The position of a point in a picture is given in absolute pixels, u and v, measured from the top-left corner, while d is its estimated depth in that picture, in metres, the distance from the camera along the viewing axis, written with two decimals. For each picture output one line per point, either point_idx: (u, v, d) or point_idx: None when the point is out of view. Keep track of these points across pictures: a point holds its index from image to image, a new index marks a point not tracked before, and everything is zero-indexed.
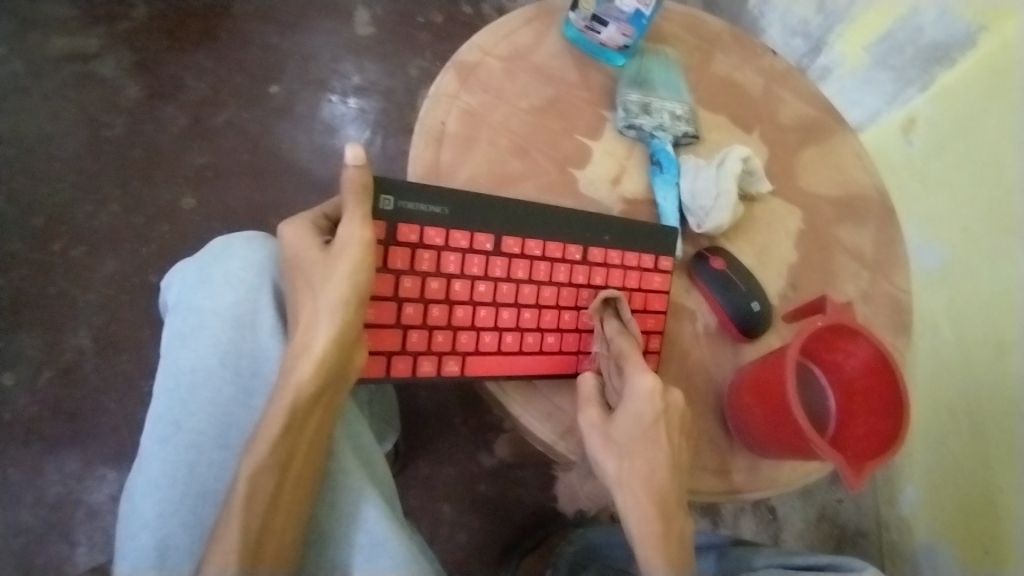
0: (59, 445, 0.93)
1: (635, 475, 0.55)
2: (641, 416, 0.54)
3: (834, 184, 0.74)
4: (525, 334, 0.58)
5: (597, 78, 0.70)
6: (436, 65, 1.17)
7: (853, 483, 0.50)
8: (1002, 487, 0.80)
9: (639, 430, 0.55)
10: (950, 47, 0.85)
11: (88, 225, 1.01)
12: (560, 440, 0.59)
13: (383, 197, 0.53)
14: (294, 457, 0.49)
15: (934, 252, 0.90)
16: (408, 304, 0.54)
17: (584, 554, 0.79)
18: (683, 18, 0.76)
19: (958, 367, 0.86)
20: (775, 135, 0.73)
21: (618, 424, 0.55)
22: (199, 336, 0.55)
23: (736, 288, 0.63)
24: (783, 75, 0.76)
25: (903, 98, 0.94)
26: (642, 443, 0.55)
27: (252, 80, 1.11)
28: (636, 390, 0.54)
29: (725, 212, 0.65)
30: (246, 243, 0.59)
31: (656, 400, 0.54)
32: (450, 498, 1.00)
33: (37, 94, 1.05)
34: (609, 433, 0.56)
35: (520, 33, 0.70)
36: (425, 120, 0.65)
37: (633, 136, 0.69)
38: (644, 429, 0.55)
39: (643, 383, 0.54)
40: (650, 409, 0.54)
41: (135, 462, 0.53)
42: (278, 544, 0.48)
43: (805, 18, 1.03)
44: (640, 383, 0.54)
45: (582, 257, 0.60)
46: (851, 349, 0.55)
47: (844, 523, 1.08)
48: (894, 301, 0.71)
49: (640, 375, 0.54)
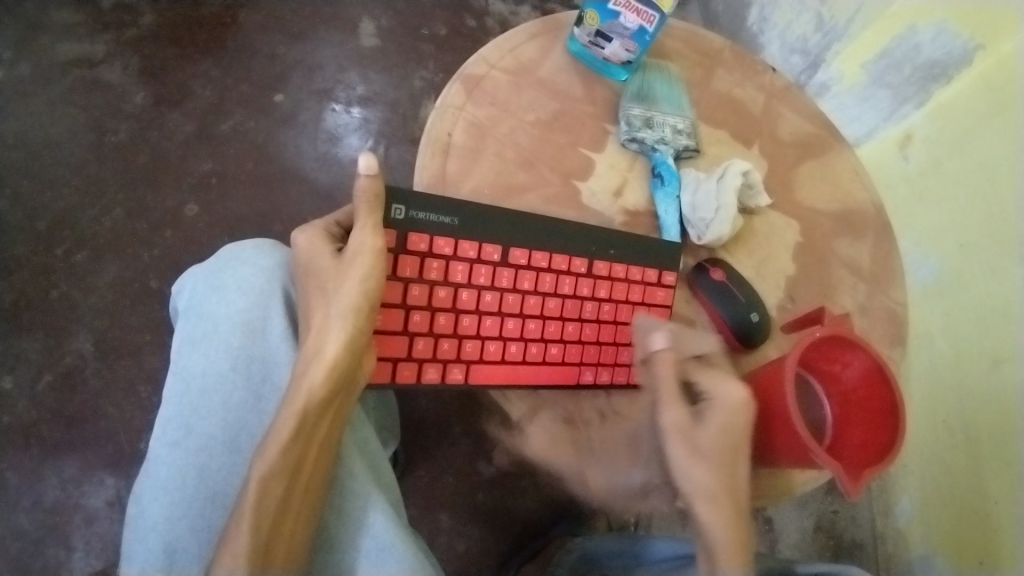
0: (58, 450, 0.94)
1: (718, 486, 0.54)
2: (727, 426, 0.54)
3: (831, 198, 0.75)
4: (529, 344, 0.59)
5: (600, 92, 0.72)
6: (440, 76, 1.19)
7: (852, 491, 0.51)
8: (996, 500, 0.81)
9: (725, 437, 0.54)
10: (946, 65, 0.87)
11: (92, 229, 1.02)
12: None
13: (394, 206, 0.54)
14: (304, 460, 0.50)
15: (930, 267, 0.91)
16: (415, 312, 0.55)
17: (582, 567, 0.79)
18: (685, 35, 0.77)
19: (953, 381, 0.88)
20: (774, 150, 0.75)
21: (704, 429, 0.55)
22: (210, 342, 0.55)
23: (733, 300, 0.65)
24: (782, 92, 0.77)
25: (899, 115, 0.96)
26: (723, 450, 0.55)
27: (257, 89, 1.12)
28: (724, 399, 0.54)
29: (725, 225, 0.66)
30: (257, 251, 0.59)
31: (743, 411, 0.54)
32: (448, 507, 1.00)
33: (43, 99, 1.06)
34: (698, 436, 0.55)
35: (525, 47, 0.71)
36: (432, 131, 0.66)
37: (635, 149, 0.71)
38: (732, 438, 0.54)
39: (732, 392, 0.54)
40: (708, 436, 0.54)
41: (143, 466, 0.54)
42: (287, 547, 0.49)
43: (804, 35, 1.07)
44: (730, 393, 0.54)
45: (587, 270, 0.61)
46: (848, 360, 0.56)
47: (840, 534, 1.10)
48: (890, 314, 0.72)
49: (729, 386, 0.55)
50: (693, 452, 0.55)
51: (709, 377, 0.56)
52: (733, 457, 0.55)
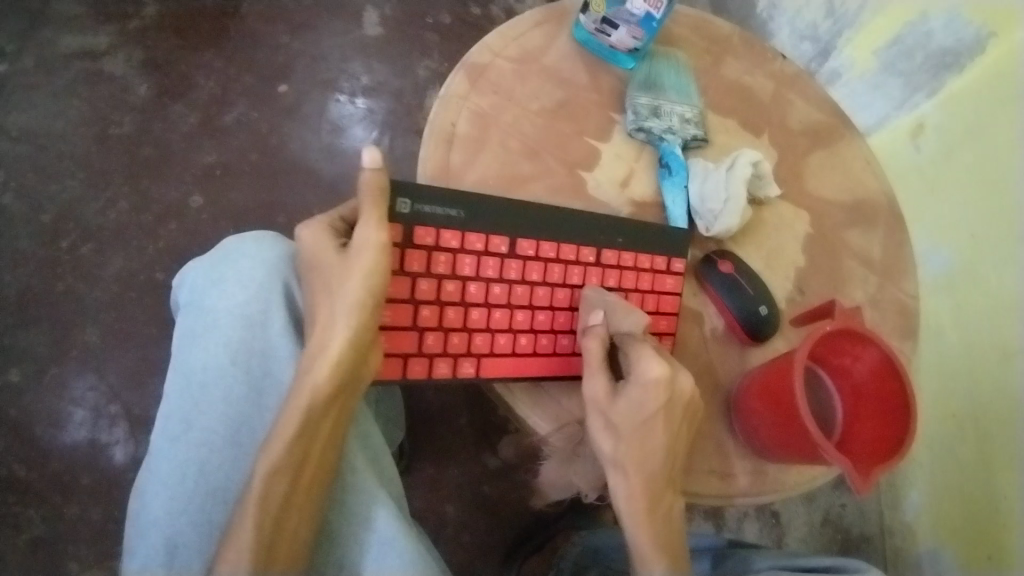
0: (65, 443, 0.94)
1: (629, 457, 0.54)
2: (644, 404, 0.53)
3: (842, 189, 0.74)
4: (538, 335, 0.58)
5: (607, 80, 0.71)
6: (444, 65, 1.18)
7: (861, 488, 0.49)
8: (1004, 495, 0.80)
9: (640, 416, 0.54)
10: (959, 52, 0.85)
11: (97, 221, 1.02)
12: (553, 432, 0.60)
13: (400, 201, 0.53)
14: (308, 456, 0.49)
15: (941, 258, 0.89)
16: (424, 307, 0.54)
17: (587, 556, 0.80)
18: (693, 21, 0.76)
19: (962, 373, 0.86)
20: (785, 139, 0.73)
21: (618, 405, 0.54)
22: (211, 336, 0.55)
23: (743, 292, 0.64)
24: (792, 79, 0.76)
25: (911, 103, 0.94)
26: (637, 429, 0.54)
27: (261, 80, 1.11)
28: (643, 375, 0.53)
29: (733, 216, 0.65)
30: (258, 244, 0.59)
31: (660, 390, 0.53)
32: (454, 499, 1.00)
33: (46, 91, 1.06)
34: (609, 410, 0.54)
35: (531, 35, 0.70)
36: (435, 121, 0.65)
37: (642, 138, 0.69)
38: (645, 417, 0.54)
39: (653, 370, 0.53)
40: (631, 412, 0.54)
41: (145, 460, 0.53)
42: (290, 545, 0.49)
43: (814, 22, 1.02)
44: (649, 370, 0.53)
45: (595, 259, 0.60)
46: (859, 354, 0.55)
47: (847, 527, 1.09)
48: (901, 306, 0.71)
49: (652, 361, 0.53)
50: (606, 428, 0.55)
51: (635, 351, 0.54)
52: (646, 436, 0.54)
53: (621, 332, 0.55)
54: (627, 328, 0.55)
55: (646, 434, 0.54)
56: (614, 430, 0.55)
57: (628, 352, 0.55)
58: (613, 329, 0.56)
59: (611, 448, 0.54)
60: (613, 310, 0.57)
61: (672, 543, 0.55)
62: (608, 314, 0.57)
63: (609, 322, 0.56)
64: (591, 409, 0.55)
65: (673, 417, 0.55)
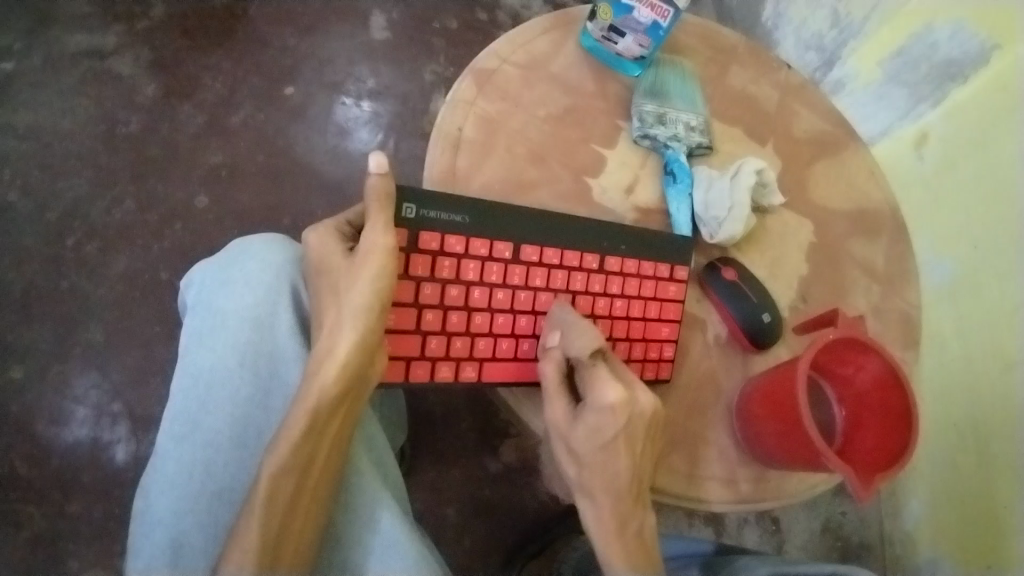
0: (68, 441, 0.94)
1: (594, 480, 0.55)
2: (602, 429, 0.53)
3: (846, 198, 0.74)
4: (541, 340, 0.59)
5: (613, 87, 0.71)
6: (450, 70, 1.18)
7: (862, 497, 0.50)
8: (1004, 505, 0.81)
9: (600, 440, 0.53)
10: (963, 64, 0.85)
11: (103, 220, 1.02)
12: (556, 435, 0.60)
13: (406, 205, 0.53)
14: (315, 457, 0.50)
15: (944, 268, 0.90)
16: (428, 311, 0.54)
17: (588, 561, 0.80)
18: (699, 29, 0.76)
19: (963, 383, 0.86)
20: (789, 148, 0.74)
21: (577, 431, 0.54)
22: (219, 337, 0.55)
23: (745, 300, 0.64)
24: (798, 88, 0.76)
25: (915, 114, 0.94)
26: (598, 452, 0.54)
27: (269, 82, 1.12)
28: (598, 402, 0.52)
29: (737, 224, 0.66)
30: (266, 246, 0.59)
31: (617, 415, 0.52)
32: (454, 502, 1.00)
33: (54, 90, 1.06)
34: (569, 435, 0.54)
35: (537, 42, 0.70)
36: (442, 126, 0.65)
37: (647, 146, 0.70)
38: (605, 440, 0.53)
39: (607, 396, 0.52)
40: (590, 439, 0.54)
41: (150, 460, 0.54)
42: (296, 546, 0.49)
43: (819, 32, 1.03)
44: (604, 396, 0.52)
45: (598, 266, 0.61)
46: (862, 363, 0.55)
47: (847, 536, 1.10)
48: (903, 316, 0.72)
49: (607, 387, 0.52)
50: (570, 450, 0.55)
51: (590, 376, 0.53)
52: (608, 459, 0.54)
53: (572, 357, 0.54)
54: (577, 353, 0.54)
55: (625, 446, 0.54)
56: (576, 454, 0.55)
57: (583, 376, 0.54)
58: (567, 353, 0.55)
59: (615, 454, 0.54)
60: (568, 331, 0.55)
61: (646, 558, 0.55)
62: (563, 336, 0.55)
63: (564, 344, 0.55)
64: (554, 432, 0.55)
65: (633, 439, 0.54)
